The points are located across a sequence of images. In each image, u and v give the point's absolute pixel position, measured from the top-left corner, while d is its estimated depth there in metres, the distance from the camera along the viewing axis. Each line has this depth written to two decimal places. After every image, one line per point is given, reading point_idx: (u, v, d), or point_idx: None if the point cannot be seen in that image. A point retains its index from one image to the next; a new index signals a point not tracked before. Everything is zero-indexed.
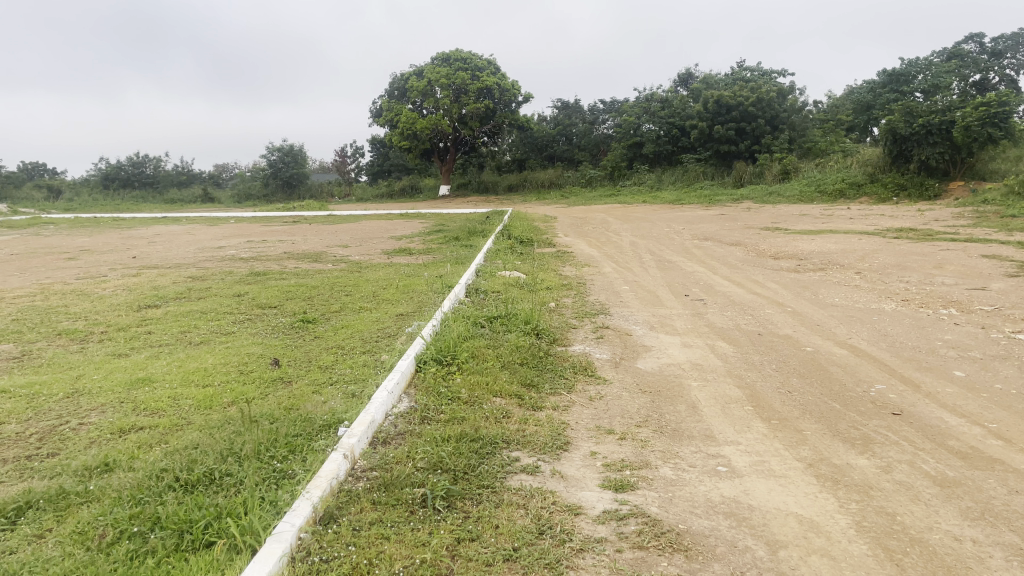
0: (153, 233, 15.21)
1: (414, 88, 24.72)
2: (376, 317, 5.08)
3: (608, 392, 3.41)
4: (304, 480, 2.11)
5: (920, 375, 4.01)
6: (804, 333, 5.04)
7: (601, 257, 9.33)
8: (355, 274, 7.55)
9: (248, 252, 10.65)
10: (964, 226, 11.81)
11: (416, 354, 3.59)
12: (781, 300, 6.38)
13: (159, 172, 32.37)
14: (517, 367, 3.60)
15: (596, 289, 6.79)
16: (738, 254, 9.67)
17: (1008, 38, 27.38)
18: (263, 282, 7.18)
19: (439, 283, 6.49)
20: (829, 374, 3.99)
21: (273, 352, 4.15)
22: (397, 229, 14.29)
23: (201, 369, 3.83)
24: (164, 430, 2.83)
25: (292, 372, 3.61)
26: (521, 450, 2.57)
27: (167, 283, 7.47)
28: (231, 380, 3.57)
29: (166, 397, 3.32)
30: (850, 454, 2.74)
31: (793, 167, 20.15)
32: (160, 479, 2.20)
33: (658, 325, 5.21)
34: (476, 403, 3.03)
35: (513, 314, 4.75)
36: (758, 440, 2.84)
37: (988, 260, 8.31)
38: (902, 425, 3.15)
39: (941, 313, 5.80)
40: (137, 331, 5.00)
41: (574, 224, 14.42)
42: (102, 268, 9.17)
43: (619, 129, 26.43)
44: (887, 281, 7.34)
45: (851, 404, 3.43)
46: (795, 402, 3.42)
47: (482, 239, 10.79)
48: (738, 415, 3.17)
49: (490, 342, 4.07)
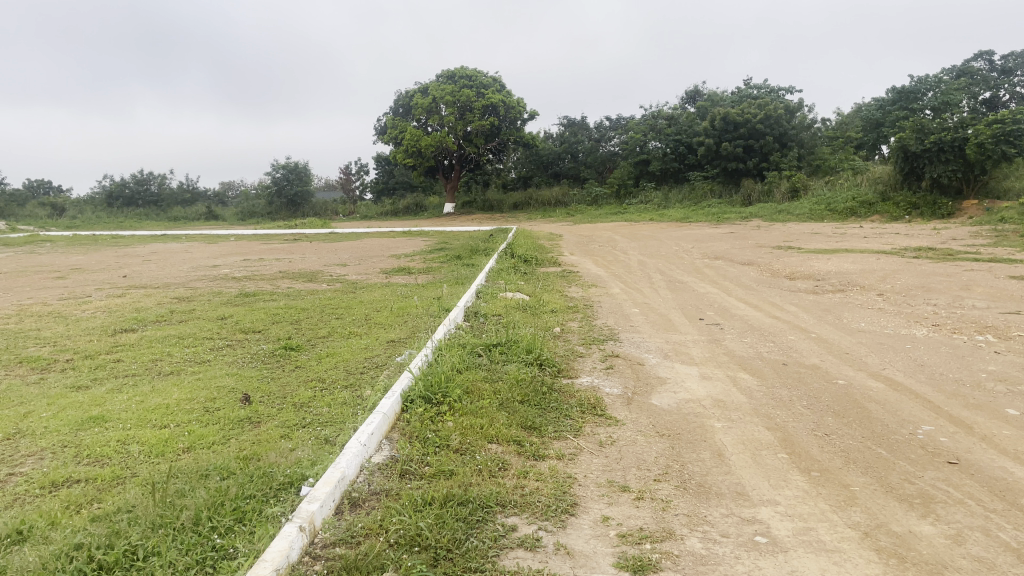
0: (149, 251, 14.80)
1: (418, 105, 24.36)
2: (364, 344, 4.66)
3: (622, 437, 2.97)
4: (243, 565, 1.70)
5: (970, 414, 3.56)
6: (834, 363, 4.61)
7: (608, 277, 8.94)
8: (350, 295, 7.15)
9: (243, 271, 10.27)
10: (985, 246, 11.37)
11: (402, 391, 3.15)
12: (803, 325, 5.95)
13: (163, 190, 32.06)
14: (516, 406, 3.17)
15: (604, 312, 6.37)
16: (751, 275, 9.23)
17: (1018, 56, 26.92)
18: (250, 304, 6.79)
19: (435, 306, 6.09)
20: (867, 413, 3.55)
21: (245, 386, 3.72)
22: (398, 248, 13.91)
23: (164, 406, 3.40)
24: (103, 486, 2.42)
25: (262, 411, 3.19)
26: (518, 516, 2.15)
27: (151, 305, 7.08)
28: (192, 420, 3.15)
29: (113, 442, 2.89)
30: (911, 518, 2.30)
31: (802, 186, 19.75)
32: (69, 560, 1.77)
33: (672, 353, 4.78)
34: (468, 453, 2.60)
35: (515, 339, 4.33)
36: (798, 498, 2.42)
37: (1018, 282, 7.86)
38: (963, 478, 2.71)
39: (977, 340, 5.36)
40: (105, 360, 4.58)
41: (579, 243, 13.99)
42: (89, 288, 8.80)
43: (625, 146, 26.16)
44: (912, 304, 6.92)
45: (899, 450, 3.00)
46: (835, 449, 2.98)
47: (484, 257, 10.39)
48: (771, 465, 2.74)
49: (486, 375, 3.64)
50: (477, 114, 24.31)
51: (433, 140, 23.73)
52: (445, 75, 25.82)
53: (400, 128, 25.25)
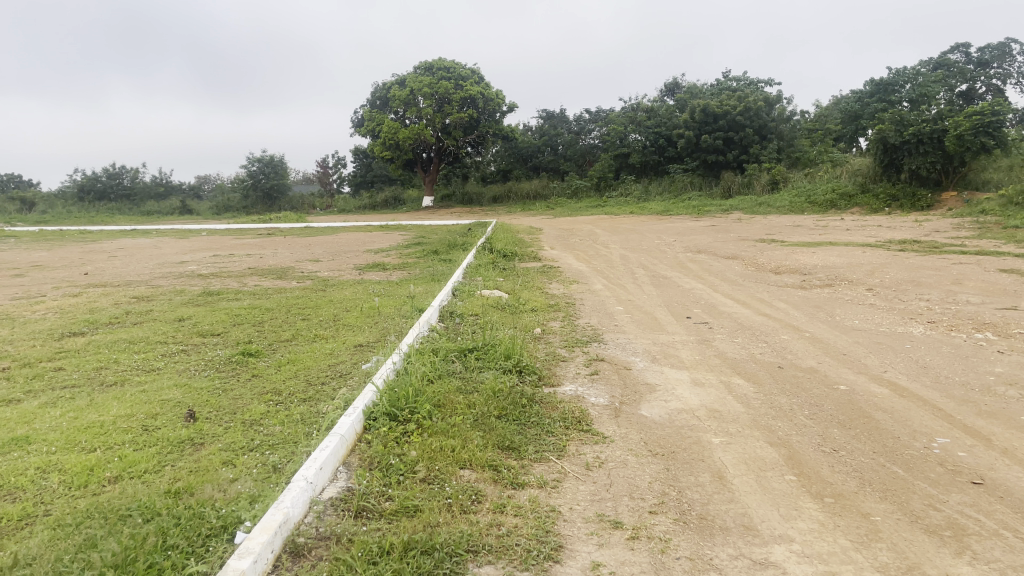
0: (117, 246, 14.30)
1: (395, 97, 23.91)
2: (329, 350, 4.29)
3: (611, 458, 2.65)
4: None
5: (985, 424, 3.28)
6: (832, 365, 4.33)
7: (591, 272, 8.63)
8: (320, 294, 6.80)
9: (211, 267, 9.86)
10: (969, 238, 11.18)
11: (365, 407, 2.81)
12: (796, 323, 5.67)
13: (136, 184, 31.31)
14: (493, 423, 2.84)
15: (586, 310, 6.06)
16: (737, 269, 8.97)
17: (994, 48, 26.90)
18: (212, 304, 6.40)
19: (408, 305, 5.74)
20: (875, 423, 3.26)
21: (193, 399, 3.35)
22: (374, 242, 13.55)
23: (98, 425, 3.02)
24: (6, 529, 2.06)
25: (208, 431, 2.84)
26: (495, 566, 1.83)
27: (107, 304, 6.68)
28: (128, 442, 2.79)
29: (31, 469, 2.52)
30: (948, 558, 2.00)
31: (782, 178, 19.54)
32: None
33: (660, 356, 4.47)
34: (438, 483, 2.26)
35: (492, 344, 3.99)
36: (815, 534, 2.11)
37: (1009, 276, 7.65)
38: (993, 501, 2.42)
39: (977, 339, 5.11)
40: (45, 368, 4.19)
41: (559, 236, 13.69)
42: (46, 287, 8.37)
43: (605, 139, 25.86)
44: (904, 299, 6.68)
45: (916, 468, 2.71)
46: (847, 468, 2.68)
47: (462, 252, 10.03)
48: (779, 490, 2.43)
49: (460, 386, 3.31)
50: (455, 105, 23.94)
51: (411, 132, 23.31)
52: (423, 67, 25.36)
53: (377, 121, 24.79)
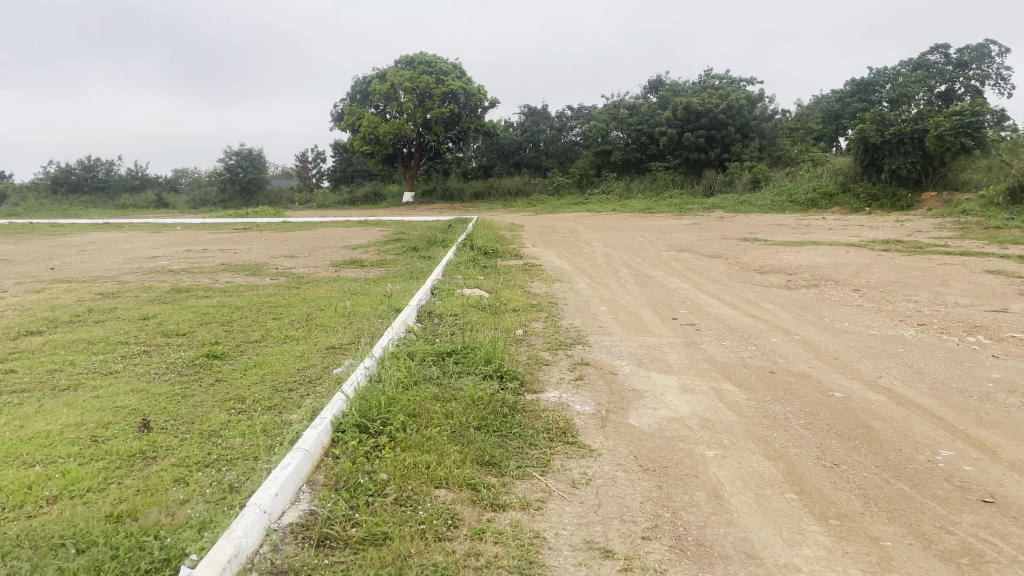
0: (87, 241, 13.94)
1: (376, 90, 23.59)
2: (299, 352, 4.07)
3: (599, 474, 2.45)
4: None
5: (989, 435, 3.12)
6: (824, 370, 4.17)
7: (573, 271, 8.46)
8: (293, 291, 6.56)
9: (182, 263, 9.56)
10: (952, 238, 11.11)
11: (333, 418, 2.58)
12: (785, 325, 5.51)
13: (111, 177, 30.71)
14: (472, 435, 2.64)
15: (569, 310, 5.87)
16: (721, 268, 8.82)
17: (972, 49, 27.02)
18: (180, 301, 6.13)
19: (384, 305, 5.52)
20: (874, 433, 3.10)
21: (149, 407, 3.11)
22: (352, 238, 13.29)
23: (43, 435, 2.78)
24: None
25: (162, 443, 2.61)
26: None
27: (70, 301, 6.40)
28: (74, 455, 2.55)
29: None
30: None
31: (763, 176, 19.49)
32: None
33: (647, 359, 4.29)
34: (410, 505, 2.06)
35: (471, 347, 3.78)
36: (824, 563, 1.93)
37: (996, 277, 7.55)
38: (1008, 522, 2.26)
39: (970, 342, 4.97)
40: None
41: (540, 234, 13.50)
42: (8, 282, 8.06)
43: (587, 136, 25.67)
44: (893, 301, 6.54)
45: (922, 485, 2.55)
46: (850, 484, 2.51)
47: (442, 250, 9.82)
48: (780, 511, 2.25)
49: (437, 393, 3.11)
50: (437, 101, 23.72)
51: (391, 127, 23.00)
52: (403, 61, 25.04)
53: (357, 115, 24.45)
